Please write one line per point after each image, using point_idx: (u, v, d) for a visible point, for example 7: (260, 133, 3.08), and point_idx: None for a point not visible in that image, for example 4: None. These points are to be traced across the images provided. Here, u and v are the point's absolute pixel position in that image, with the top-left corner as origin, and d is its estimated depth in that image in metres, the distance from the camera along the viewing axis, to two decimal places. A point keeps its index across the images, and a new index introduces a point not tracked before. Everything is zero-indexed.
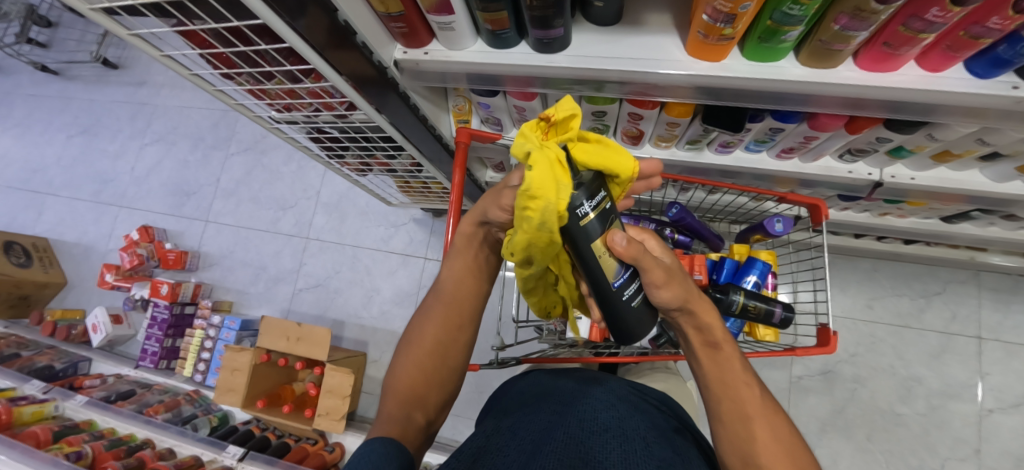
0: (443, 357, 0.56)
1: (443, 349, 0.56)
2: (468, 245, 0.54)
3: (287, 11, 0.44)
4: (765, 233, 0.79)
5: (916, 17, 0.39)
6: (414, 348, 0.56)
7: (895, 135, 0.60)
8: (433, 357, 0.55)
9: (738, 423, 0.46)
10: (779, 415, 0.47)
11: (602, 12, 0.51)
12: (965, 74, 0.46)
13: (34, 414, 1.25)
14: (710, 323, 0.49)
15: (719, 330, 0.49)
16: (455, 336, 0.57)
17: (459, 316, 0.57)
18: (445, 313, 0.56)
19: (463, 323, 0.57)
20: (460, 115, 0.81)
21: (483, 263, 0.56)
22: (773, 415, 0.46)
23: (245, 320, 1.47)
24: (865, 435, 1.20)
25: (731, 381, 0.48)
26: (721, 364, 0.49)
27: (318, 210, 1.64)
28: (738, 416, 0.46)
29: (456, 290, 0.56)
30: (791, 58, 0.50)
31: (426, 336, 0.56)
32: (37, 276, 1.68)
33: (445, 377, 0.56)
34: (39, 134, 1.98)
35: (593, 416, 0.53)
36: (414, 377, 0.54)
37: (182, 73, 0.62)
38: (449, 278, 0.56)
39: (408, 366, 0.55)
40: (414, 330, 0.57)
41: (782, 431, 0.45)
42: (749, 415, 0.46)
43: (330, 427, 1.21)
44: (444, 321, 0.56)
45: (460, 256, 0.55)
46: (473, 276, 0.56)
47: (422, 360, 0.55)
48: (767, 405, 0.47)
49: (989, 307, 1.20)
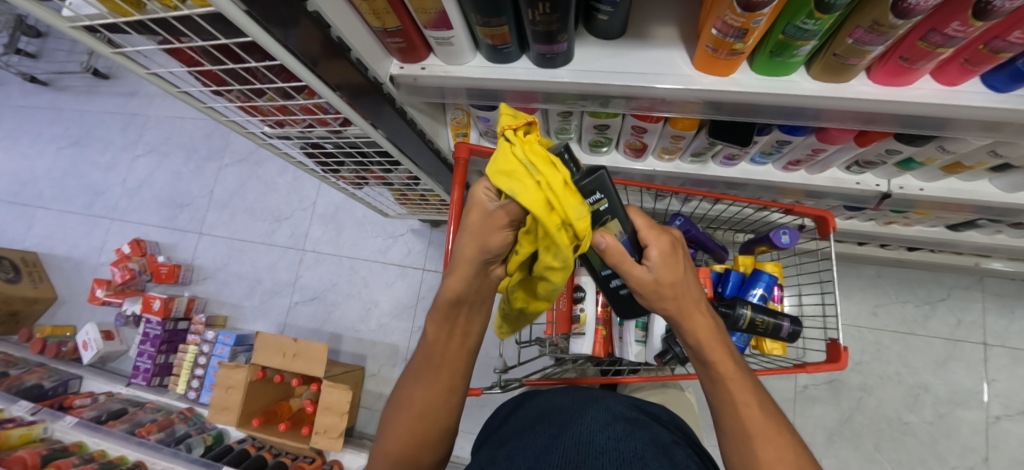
0: (433, 421, 0.52)
1: (434, 416, 0.52)
2: (454, 302, 0.49)
3: (279, 21, 0.42)
4: (771, 245, 0.77)
5: (935, 31, 0.38)
6: (401, 411, 0.52)
7: (905, 147, 0.58)
8: (421, 422, 0.52)
9: (740, 443, 0.45)
10: (788, 435, 0.44)
11: (607, 25, 0.49)
12: (981, 88, 0.45)
13: (21, 437, 1.22)
14: (705, 340, 0.47)
15: (715, 349, 0.47)
16: (445, 397, 0.53)
17: (448, 378, 0.53)
18: (433, 374, 0.53)
19: (453, 381, 0.53)
20: (458, 127, 0.80)
21: (471, 320, 0.52)
22: (780, 437, 0.44)
23: (240, 335, 1.43)
24: (873, 445, 1.19)
25: (733, 402, 0.46)
26: (719, 386, 0.47)
27: (314, 222, 1.62)
28: (739, 436, 0.45)
29: (445, 352, 0.53)
30: (803, 72, 0.48)
31: (415, 399, 0.52)
32: (26, 292, 1.65)
33: (437, 439, 0.53)
34: (29, 146, 1.94)
35: (589, 438, 0.50)
36: (402, 440, 0.51)
37: (170, 91, 0.60)
38: (438, 337, 0.52)
39: (396, 429, 0.52)
40: (403, 391, 0.54)
41: (791, 454, 0.43)
42: (751, 435, 0.44)
43: (328, 446, 1.18)
44: (434, 382, 0.52)
45: (445, 315, 0.51)
46: (461, 333, 0.53)
47: (411, 422, 0.51)
48: (772, 426, 0.44)
49: (993, 313, 1.19)
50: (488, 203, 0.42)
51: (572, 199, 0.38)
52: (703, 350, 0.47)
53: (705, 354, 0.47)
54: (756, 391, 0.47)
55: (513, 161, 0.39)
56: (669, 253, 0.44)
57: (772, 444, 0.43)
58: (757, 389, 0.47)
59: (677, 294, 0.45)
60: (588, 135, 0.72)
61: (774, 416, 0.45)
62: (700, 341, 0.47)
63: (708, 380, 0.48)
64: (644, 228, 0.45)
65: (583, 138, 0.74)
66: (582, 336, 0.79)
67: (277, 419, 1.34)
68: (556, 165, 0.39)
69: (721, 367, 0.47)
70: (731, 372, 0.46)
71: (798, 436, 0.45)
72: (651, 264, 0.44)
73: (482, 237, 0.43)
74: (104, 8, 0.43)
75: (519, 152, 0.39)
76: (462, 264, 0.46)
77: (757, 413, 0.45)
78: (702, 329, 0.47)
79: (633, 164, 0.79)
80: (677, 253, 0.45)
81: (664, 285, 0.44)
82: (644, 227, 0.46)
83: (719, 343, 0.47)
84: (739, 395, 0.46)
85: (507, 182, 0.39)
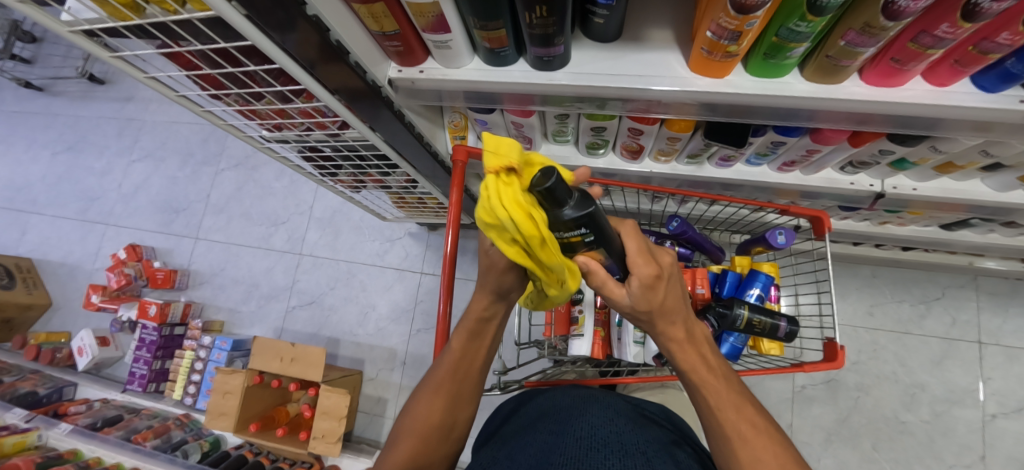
0: (451, 428, 0.54)
1: (451, 422, 0.54)
2: (484, 319, 0.53)
3: (275, 25, 0.42)
4: (767, 245, 0.78)
5: (925, 33, 0.38)
6: (419, 421, 0.52)
7: (898, 147, 0.59)
8: (438, 431, 0.52)
9: (724, 446, 0.45)
10: (772, 436, 0.44)
11: (602, 29, 0.50)
12: (972, 88, 0.45)
13: (16, 444, 1.20)
14: (678, 349, 0.47)
15: (688, 355, 0.47)
16: (460, 407, 0.55)
17: (465, 389, 0.55)
18: (454, 384, 0.54)
19: (472, 391, 0.56)
20: (456, 130, 0.80)
21: (494, 338, 0.56)
22: (759, 439, 0.43)
23: (237, 340, 1.42)
24: (870, 444, 1.19)
25: (716, 404, 0.46)
26: (693, 389, 0.48)
27: (311, 226, 1.62)
28: (721, 437, 0.45)
29: (467, 363, 0.55)
30: (797, 73, 0.49)
31: (432, 409, 0.53)
32: (20, 298, 1.63)
33: (449, 444, 0.54)
34: (23, 152, 1.93)
35: (590, 434, 0.51)
36: (417, 449, 0.51)
37: (168, 95, 0.60)
38: (463, 350, 0.54)
39: (411, 439, 0.51)
40: (417, 402, 0.54)
41: (771, 455, 0.42)
42: (731, 438, 0.45)
43: (326, 451, 1.17)
44: (451, 392, 0.54)
45: (474, 333, 0.53)
46: (485, 349, 0.55)
47: (427, 430, 0.52)
48: (755, 428, 0.44)
49: (988, 312, 1.20)
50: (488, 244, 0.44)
51: (538, 252, 0.38)
52: (677, 359, 0.48)
53: (678, 363, 0.48)
54: (736, 394, 0.46)
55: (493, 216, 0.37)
56: (650, 287, 0.40)
57: (748, 445, 0.43)
58: (738, 392, 0.46)
59: (652, 317, 0.44)
60: (585, 137, 0.72)
61: (753, 421, 0.44)
62: (673, 351, 0.47)
63: (687, 386, 0.49)
64: (632, 256, 0.41)
65: (580, 140, 0.74)
66: (580, 337, 0.79)
67: (275, 424, 1.33)
68: (532, 220, 0.36)
69: (694, 374, 0.48)
70: (705, 377, 0.47)
71: (782, 436, 0.44)
72: (629, 292, 0.42)
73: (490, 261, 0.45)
74: (103, 12, 0.44)
75: (495, 209, 0.36)
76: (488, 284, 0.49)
77: (733, 416, 0.45)
78: (677, 341, 0.46)
79: (630, 165, 0.79)
80: (659, 283, 0.41)
81: (642, 310, 0.43)
82: (635, 253, 0.41)
83: (692, 352, 0.47)
84: (717, 400, 0.46)
85: (487, 228, 0.39)
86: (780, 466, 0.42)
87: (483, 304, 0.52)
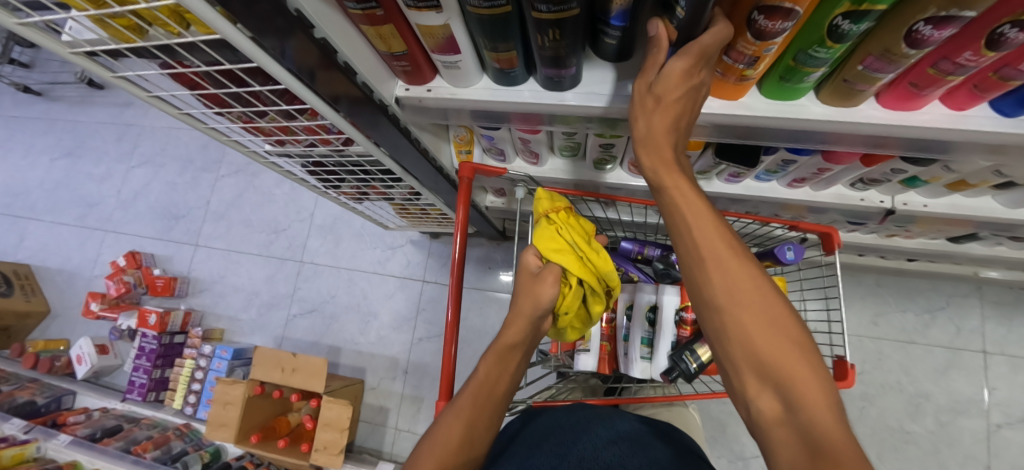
0: (468, 454, 0.50)
1: (471, 448, 0.50)
2: (511, 346, 0.55)
3: (276, 30, 0.39)
4: (776, 260, 0.77)
5: (946, 60, 0.38)
6: (438, 447, 0.49)
7: (910, 167, 0.59)
8: (458, 456, 0.49)
9: (700, 270, 0.41)
10: (751, 264, 0.40)
11: (613, 50, 0.49)
12: (989, 112, 0.45)
13: (14, 457, 1.19)
14: (660, 162, 0.45)
15: (672, 175, 0.44)
16: (480, 433, 0.51)
17: (485, 416, 0.52)
18: (477, 410, 0.52)
19: (494, 420, 0.53)
20: (461, 144, 0.79)
21: (520, 370, 0.57)
22: (738, 264, 0.40)
23: (237, 349, 1.41)
24: (876, 455, 1.18)
25: (698, 230, 0.42)
26: (672, 214, 0.44)
27: (312, 233, 1.61)
28: (695, 260, 0.41)
29: (491, 391, 0.54)
30: (811, 95, 0.48)
31: (451, 434, 0.50)
32: (18, 306, 1.62)
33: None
34: (22, 157, 1.92)
35: (594, 456, 0.52)
36: None
37: (172, 113, 0.59)
38: (487, 376, 0.54)
39: (429, 462, 0.48)
40: (438, 427, 0.51)
41: (747, 280, 0.39)
42: (707, 264, 0.41)
43: (328, 462, 1.16)
44: (472, 418, 0.51)
45: (499, 360, 0.55)
46: (509, 379, 0.55)
47: (445, 456, 0.48)
48: (734, 251, 0.41)
49: (992, 321, 1.20)
50: (533, 269, 0.57)
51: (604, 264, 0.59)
52: (658, 180, 0.45)
53: (659, 182, 0.45)
54: (718, 220, 0.42)
55: (560, 240, 0.58)
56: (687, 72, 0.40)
57: (723, 267, 0.40)
58: (720, 219, 0.43)
59: (657, 108, 0.43)
60: (593, 153, 0.71)
61: (731, 244, 0.41)
62: (658, 168, 0.45)
63: (665, 211, 0.45)
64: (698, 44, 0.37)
65: (588, 156, 0.73)
66: (587, 353, 0.80)
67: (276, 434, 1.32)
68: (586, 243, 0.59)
69: (677, 193, 0.44)
70: (689, 197, 0.43)
71: (756, 259, 0.41)
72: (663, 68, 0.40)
73: (533, 290, 0.55)
74: (104, 33, 0.43)
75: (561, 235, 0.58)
76: (517, 319, 0.55)
77: (712, 238, 0.41)
78: (662, 155, 0.45)
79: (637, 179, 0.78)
80: (689, 77, 0.40)
81: (657, 94, 0.42)
82: (698, 51, 0.38)
83: (675, 171, 0.44)
84: (696, 221, 0.42)
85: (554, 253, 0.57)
86: (753, 286, 0.39)
87: (514, 335, 0.55)
